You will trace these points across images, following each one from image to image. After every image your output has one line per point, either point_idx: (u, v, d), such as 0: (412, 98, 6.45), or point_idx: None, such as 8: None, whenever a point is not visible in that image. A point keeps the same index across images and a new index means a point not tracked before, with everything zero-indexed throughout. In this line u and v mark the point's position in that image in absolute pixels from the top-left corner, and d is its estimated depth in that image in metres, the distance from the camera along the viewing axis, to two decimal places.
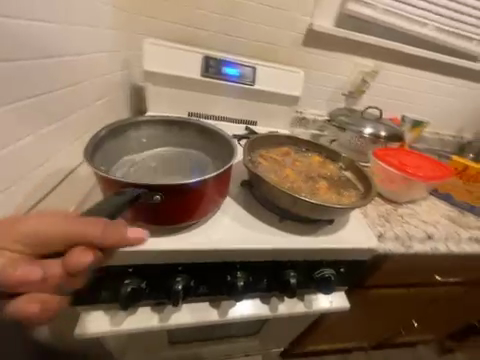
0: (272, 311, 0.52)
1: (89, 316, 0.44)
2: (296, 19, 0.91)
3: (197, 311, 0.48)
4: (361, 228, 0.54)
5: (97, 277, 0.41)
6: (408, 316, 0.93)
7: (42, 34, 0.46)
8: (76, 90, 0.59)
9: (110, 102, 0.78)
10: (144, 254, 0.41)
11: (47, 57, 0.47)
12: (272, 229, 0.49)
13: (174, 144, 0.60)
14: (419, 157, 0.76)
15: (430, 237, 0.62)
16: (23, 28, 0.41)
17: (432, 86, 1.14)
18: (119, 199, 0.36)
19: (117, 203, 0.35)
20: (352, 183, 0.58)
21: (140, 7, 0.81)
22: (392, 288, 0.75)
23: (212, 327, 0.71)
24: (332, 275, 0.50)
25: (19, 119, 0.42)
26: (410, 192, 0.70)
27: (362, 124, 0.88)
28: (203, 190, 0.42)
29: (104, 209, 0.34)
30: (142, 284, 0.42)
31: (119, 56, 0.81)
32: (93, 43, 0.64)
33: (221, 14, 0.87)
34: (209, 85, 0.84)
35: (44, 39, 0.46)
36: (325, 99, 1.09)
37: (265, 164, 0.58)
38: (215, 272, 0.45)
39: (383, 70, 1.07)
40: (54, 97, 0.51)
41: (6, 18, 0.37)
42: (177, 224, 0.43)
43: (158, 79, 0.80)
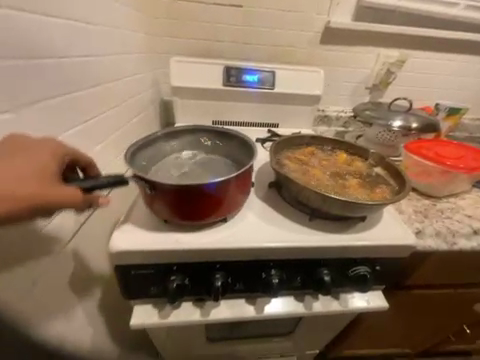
0: (307, 309, 0.52)
1: (141, 309, 0.49)
2: (312, 19, 0.92)
3: (235, 308, 0.51)
4: (397, 224, 0.52)
5: (146, 273, 0.45)
6: (458, 320, 0.86)
7: (87, 68, 0.55)
8: (115, 111, 0.67)
9: (143, 118, 0.87)
10: (186, 253, 0.44)
11: (91, 86, 0.56)
12: (303, 227, 0.50)
13: (215, 150, 0.64)
14: (458, 147, 0.71)
15: (477, 232, 0.57)
16: (72, 66, 0.50)
17: (468, 68, 1.05)
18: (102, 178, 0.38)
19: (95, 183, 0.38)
20: (383, 179, 0.56)
21: (165, 29, 0.89)
22: (436, 289, 0.70)
23: (247, 325, 0.73)
24: (367, 273, 0.50)
25: (74, 141, 0.52)
26: (451, 185, 0.65)
27: (391, 116, 0.84)
28: (225, 189, 0.45)
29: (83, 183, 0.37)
30: (184, 281, 0.46)
31: (149, 76, 0.89)
32: (127, 67, 0.73)
33: (238, 25, 0.91)
34: (231, 93, 0.88)
35: (89, 72, 0.55)
36: (346, 95, 1.07)
37: (291, 164, 0.60)
38: (250, 270, 0.47)
39: (409, 59, 1.01)
40: (99, 120, 0.60)
41: (59, 59, 0.47)
42: (202, 222, 0.47)
43: (184, 92, 0.86)
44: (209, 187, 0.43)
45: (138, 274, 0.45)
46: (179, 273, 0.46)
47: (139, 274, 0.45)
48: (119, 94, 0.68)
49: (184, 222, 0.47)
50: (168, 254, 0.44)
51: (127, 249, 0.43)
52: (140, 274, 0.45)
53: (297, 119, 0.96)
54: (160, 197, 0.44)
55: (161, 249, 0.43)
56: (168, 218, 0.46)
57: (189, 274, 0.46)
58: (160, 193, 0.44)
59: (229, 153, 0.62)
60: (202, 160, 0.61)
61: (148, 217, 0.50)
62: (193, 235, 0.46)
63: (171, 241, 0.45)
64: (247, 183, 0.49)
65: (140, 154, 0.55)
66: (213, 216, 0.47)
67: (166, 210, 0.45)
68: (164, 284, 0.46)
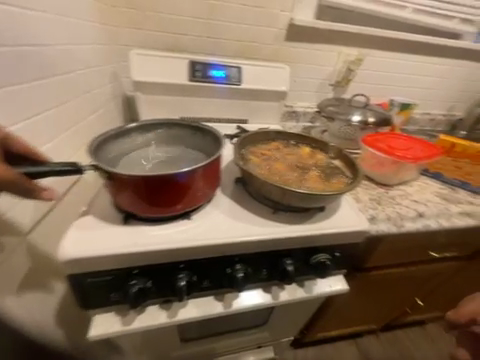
0: (274, 299, 0.55)
1: (102, 318, 0.47)
2: (277, 15, 0.92)
3: (203, 305, 0.51)
4: (352, 212, 0.56)
5: (105, 280, 0.43)
6: (412, 295, 0.96)
7: (30, 57, 0.48)
8: (69, 107, 0.61)
9: (104, 115, 0.81)
10: (148, 256, 0.43)
11: (37, 79, 0.50)
12: (267, 220, 0.51)
13: (193, 146, 0.61)
14: (407, 139, 0.78)
15: (421, 215, 0.64)
16: (9, 55, 0.44)
17: (418, 67, 1.15)
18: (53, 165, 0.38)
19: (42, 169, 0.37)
20: (341, 170, 0.60)
21: (122, 19, 0.83)
22: (391, 269, 0.77)
23: (223, 320, 0.74)
24: (327, 259, 0.53)
25: None
26: (401, 174, 0.72)
27: (351, 112, 0.89)
28: (191, 180, 0.45)
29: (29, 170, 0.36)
30: (147, 284, 0.44)
31: (108, 69, 0.83)
32: (80, 60, 0.66)
33: (202, 18, 0.88)
34: (198, 89, 0.86)
35: (32, 61, 0.49)
36: (312, 91, 1.12)
37: (255, 159, 0.60)
38: (216, 266, 0.48)
39: (367, 57, 1.08)
40: (48, 117, 0.54)
41: None
42: (168, 214, 0.47)
43: (147, 88, 0.82)
44: (175, 179, 0.43)
45: (96, 282, 0.43)
46: (141, 276, 0.44)
47: (95, 281, 0.43)
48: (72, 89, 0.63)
49: (148, 214, 0.46)
50: (127, 258, 0.42)
51: (81, 256, 0.40)
52: (97, 281, 0.43)
53: (265, 114, 0.97)
54: (125, 189, 0.43)
55: (118, 253, 0.41)
56: (132, 210, 0.45)
57: (152, 277, 0.45)
58: (124, 185, 0.42)
59: (206, 150, 0.59)
60: (176, 156, 0.59)
61: (107, 219, 0.47)
62: (155, 235, 0.45)
63: (131, 243, 0.43)
64: (215, 176, 0.50)
65: (107, 147, 0.52)
66: (178, 208, 0.46)
67: (129, 203, 0.44)
68: (125, 290, 0.44)
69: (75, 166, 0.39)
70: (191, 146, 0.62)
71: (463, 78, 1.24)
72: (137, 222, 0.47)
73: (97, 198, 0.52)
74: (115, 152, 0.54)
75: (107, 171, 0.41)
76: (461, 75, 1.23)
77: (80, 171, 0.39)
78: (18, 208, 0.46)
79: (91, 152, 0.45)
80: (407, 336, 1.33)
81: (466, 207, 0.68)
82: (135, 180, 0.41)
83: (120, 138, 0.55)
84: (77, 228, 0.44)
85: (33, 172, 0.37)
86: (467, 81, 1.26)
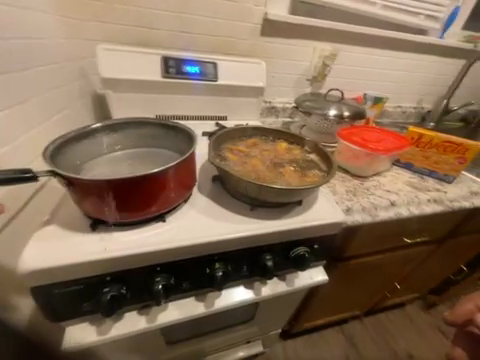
0: (257, 295, 0.55)
1: (75, 329, 0.44)
2: (251, 9, 0.91)
3: (184, 307, 0.50)
4: (329, 204, 0.58)
5: (75, 290, 0.41)
6: (390, 279, 1.01)
7: None
8: (28, 107, 0.56)
9: (71, 114, 0.76)
10: (120, 261, 0.41)
11: None
12: (245, 217, 0.51)
13: (165, 145, 0.60)
14: (380, 131, 0.81)
15: (393, 204, 0.67)
16: None
17: (389, 62, 1.20)
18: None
19: None
20: (317, 164, 0.61)
21: (87, 12, 0.77)
22: (369, 256, 0.81)
23: (209, 320, 0.73)
24: (306, 252, 0.53)
25: None
26: (375, 165, 0.74)
27: (327, 106, 0.91)
28: (163, 181, 0.43)
29: None
30: (121, 290, 0.42)
31: (75, 66, 0.77)
32: (41, 57, 0.61)
33: (174, 12, 0.85)
34: (173, 86, 0.84)
35: None
36: (290, 86, 1.12)
37: (231, 156, 0.60)
38: (195, 267, 0.47)
39: (341, 53, 1.11)
40: (4, 117, 0.49)
41: None
42: (140, 217, 0.44)
43: (118, 85, 0.78)
44: (145, 181, 0.41)
45: (64, 293, 0.40)
46: (114, 283, 0.42)
47: (64, 292, 0.40)
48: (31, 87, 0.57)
49: (118, 219, 0.44)
50: (97, 265, 0.40)
51: (44, 267, 0.37)
52: (66, 291, 0.40)
53: (244, 111, 0.97)
54: (90, 194, 0.40)
55: (86, 261, 0.39)
56: (100, 216, 0.43)
57: (127, 282, 0.43)
58: (88, 190, 0.39)
59: (178, 150, 0.58)
60: (148, 157, 0.57)
61: (74, 226, 0.44)
62: (127, 240, 0.43)
63: (100, 250, 0.40)
64: (189, 175, 0.48)
65: (71, 150, 0.49)
66: (151, 211, 0.45)
67: (97, 208, 0.42)
68: (97, 298, 0.42)
69: (27, 173, 0.35)
70: (164, 145, 0.60)
71: (429, 72, 1.32)
72: (107, 227, 0.45)
73: (63, 205, 0.49)
74: (79, 154, 0.52)
75: (68, 177, 0.38)
76: (428, 70, 1.30)
77: (34, 178, 0.36)
78: None
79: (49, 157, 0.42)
80: (388, 318, 1.40)
81: (433, 195, 0.72)
82: (101, 185, 0.39)
83: (85, 139, 0.52)
84: (40, 238, 0.41)
85: None
86: (434, 76, 1.34)
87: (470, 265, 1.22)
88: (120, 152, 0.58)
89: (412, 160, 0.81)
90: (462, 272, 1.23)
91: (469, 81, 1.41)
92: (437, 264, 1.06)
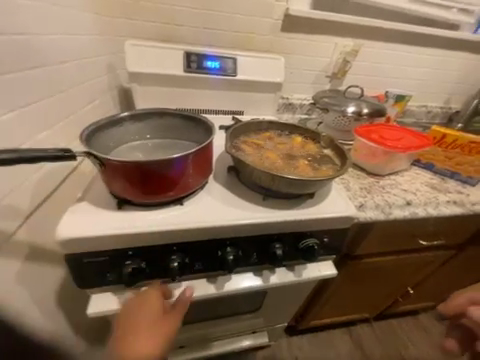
0: (265, 282, 0.57)
1: (99, 297, 0.49)
2: (272, 5, 0.92)
3: (196, 287, 0.53)
4: (341, 199, 0.58)
5: (102, 261, 0.45)
6: (403, 283, 0.99)
7: (26, 46, 0.49)
8: (63, 97, 0.62)
9: (100, 105, 0.82)
10: (141, 238, 0.45)
11: (33, 68, 0.51)
12: (257, 206, 0.53)
13: (185, 136, 0.63)
14: (399, 129, 0.79)
15: (409, 203, 0.66)
16: (6, 43, 0.44)
17: (415, 59, 1.15)
18: (43, 152, 0.38)
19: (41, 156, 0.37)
20: (332, 160, 0.61)
21: (116, 10, 0.82)
22: (381, 257, 0.79)
23: (220, 306, 0.77)
24: (316, 244, 0.54)
25: (17, 125, 0.48)
26: (392, 164, 0.73)
27: (345, 103, 0.89)
28: (183, 167, 0.46)
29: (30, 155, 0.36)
30: (141, 264, 0.46)
31: (105, 61, 0.83)
32: (76, 51, 0.66)
33: (197, 9, 0.88)
34: (194, 81, 0.87)
35: (29, 51, 0.50)
36: (309, 83, 1.12)
37: (247, 148, 0.62)
38: (207, 249, 0.50)
39: (363, 48, 1.08)
40: (43, 105, 0.55)
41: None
42: (161, 200, 0.48)
43: (143, 78, 0.83)
44: (166, 165, 0.44)
45: (93, 262, 0.45)
46: (135, 257, 0.46)
47: (93, 261, 0.45)
48: (66, 79, 0.63)
49: (141, 201, 0.48)
50: (122, 239, 0.44)
51: (78, 236, 0.42)
52: (94, 261, 0.45)
53: (261, 106, 0.98)
54: (118, 176, 0.44)
55: (113, 234, 0.43)
56: (125, 197, 0.47)
57: (147, 258, 0.47)
58: (117, 172, 0.44)
59: (197, 140, 0.61)
60: (168, 146, 0.61)
61: (102, 205, 0.49)
62: (148, 219, 0.46)
63: (124, 226, 0.44)
64: (206, 163, 0.51)
65: (101, 136, 0.54)
66: (170, 195, 0.48)
67: (123, 189, 0.46)
68: (120, 270, 0.46)
69: (68, 153, 0.40)
70: (183, 136, 0.63)
71: (460, 69, 1.24)
72: (130, 207, 0.49)
73: (92, 186, 0.54)
74: (108, 140, 0.57)
75: (99, 159, 0.43)
76: (458, 67, 1.23)
77: (73, 157, 0.40)
78: (25, 188, 0.46)
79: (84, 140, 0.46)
80: (399, 324, 1.36)
81: (454, 196, 0.69)
82: (128, 167, 0.43)
83: (113, 126, 0.57)
84: (73, 212, 0.46)
85: (24, 158, 0.36)
86: (465, 73, 1.26)
87: None
88: (143, 140, 0.62)
89: (433, 160, 0.78)
90: None
91: None
92: (456, 271, 1.01)
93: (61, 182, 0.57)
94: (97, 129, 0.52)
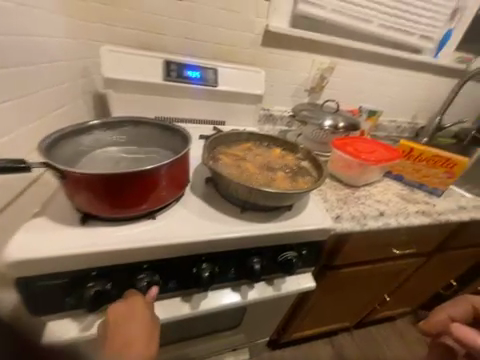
0: (243, 298, 0.55)
1: (57, 324, 0.44)
2: (253, 21, 0.95)
3: (169, 308, 0.50)
4: (319, 211, 0.58)
5: (60, 284, 0.41)
6: (380, 291, 1.01)
7: None
8: (28, 101, 0.56)
9: (71, 111, 0.77)
10: (107, 256, 0.41)
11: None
12: (235, 219, 0.51)
13: (161, 145, 0.61)
14: (372, 143, 0.83)
15: (382, 214, 0.68)
16: None
17: (385, 78, 1.25)
18: None
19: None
20: (309, 171, 0.62)
21: (93, 14, 0.80)
22: (358, 266, 0.81)
23: (198, 324, 0.72)
24: (294, 257, 0.54)
25: None
26: (366, 175, 0.76)
27: (322, 116, 0.93)
28: (156, 178, 0.44)
29: None
30: (107, 286, 0.42)
31: (79, 65, 0.79)
32: (45, 53, 0.62)
33: (179, 19, 0.88)
34: (174, 89, 0.86)
35: None
36: (288, 96, 1.16)
37: (225, 159, 0.61)
38: (181, 266, 0.47)
39: (339, 66, 1.15)
40: (8, 108, 0.50)
41: None
42: (132, 214, 0.45)
43: (119, 85, 0.80)
44: (137, 178, 0.41)
45: (48, 285, 0.40)
46: (100, 278, 0.42)
47: (49, 284, 0.40)
48: (34, 82, 0.58)
49: (109, 215, 0.44)
50: (83, 259, 0.40)
51: (31, 257, 0.37)
52: (50, 284, 0.40)
53: (242, 116, 0.99)
54: (82, 189, 0.41)
55: (73, 253, 0.39)
56: (91, 211, 0.43)
57: (113, 278, 0.43)
58: (81, 184, 0.40)
59: (173, 149, 0.59)
60: (142, 155, 0.58)
61: (64, 220, 0.45)
62: (115, 235, 0.43)
63: (88, 243, 0.41)
64: (181, 175, 0.49)
65: (66, 144, 0.50)
66: (142, 209, 0.45)
67: (89, 203, 0.42)
68: (82, 293, 0.42)
69: (21, 164, 0.36)
70: (159, 145, 0.61)
71: (424, 89, 1.36)
72: (96, 222, 0.45)
73: (54, 199, 0.49)
74: (75, 148, 0.53)
75: (61, 170, 0.39)
76: (422, 87, 1.35)
77: (28, 169, 0.36)
78: None
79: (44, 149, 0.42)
80: (378, 332, 1.39)
81: (422, 207, 0.74)
82: (94, 180, 0.40)
83: (82, 133, 0.53)
84: (28, 229, 0.41)
85: None
86: (428, 93, 1.38)
87: (460, 280, 1.22)
88: (116, 148, 0.59)
89: (403, 172, 0.83)
90: (451, 286, 1.23)
91: (461, 100, 1.46)
92: (427, 277, 1.06)
93: (18, 194, 0.51)
94: (61, 137, 0.49)
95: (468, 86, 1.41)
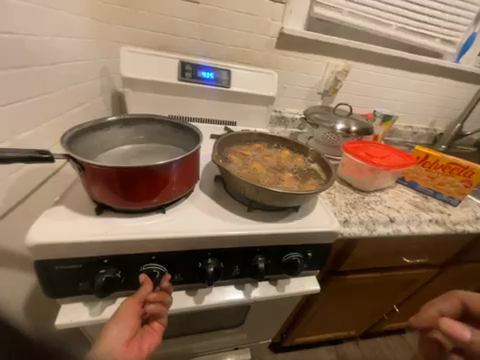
0: (246, 296, 0.55)
1: (70, 307, 0.47)
2: (268, 23, 0.95)
3: (175, 300, 0.51)
4: (326, 214, 0.58)
5: (74, 269, 0.43)
6: (388, 301, 0.98)
7: (18, 45, 0.48)
8: (51, 97, 0.60)
9: (90, 107, 0.81)
10: (119, 246, 0.43)
11: (24, 66, 0.50)
12: (241, 217, 0.52)
13: (173, 142, 0.63)
14: (385, 148, 0.81)
15: (393, 220, 0.67)
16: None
17: (402, 82, 1.21)
18: (17, 152, 0.36)
19: (17, 156, 0.36)
20: (318, 173, 0.62)
21: (114, 16, 0.84)
22: (366, 273, 0.79)
23: (202, 320, 0.73)
24: (299, 258, 0.54)
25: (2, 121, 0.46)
26: (377, 180, 0.74)
27: (334, 120, 0.92)
28: (167, 174, 0.45)
29: (6, 153, 0.35)
30: (116, 274, 0.44)
31: (99, 64, 0.83)
32: (70, 52, 0.66)
33: (195, 21, 0.91)
34: (188, 89, 0.88)
35: (21, 49, 0.49)
36: (301, 98, 1.15)
37: (234, 158, 0.62)
38: (188, 260, 0.48)
39: (354, 69, 1.13)
40: (31, 104, 0.53)
41: None
42: (143, 207, 0.47)
43: (136, 84, 0.83)
44: (149, 172, 0.43)
45: (63, 270, 0.42)
46: (110, 266, 0.44)
47: (64, 269, 0.42)
48: (56, 79, 0.61)
49: (122, 207, 0.46)
50: (96, 247, 0.42)
51: (49, 242, 0.40)
52: (65, 269, 0.43)
53: (253, 117, 1.00)
54: (98, 181, 0.43)
55: (87, 241, 0.41)
56: (106, 202, 0.46)
57: (123, 267, 0.45)
58: (97, 177, 0.42)
59: (185, 147, 0.61)
60: (155, 152, 0.61)
61: (80, 210, 0.47)
62: (127, 226, 0.45)
63: (101, 232, 0.43)
64: (191, 171, 0.50)
65: (85, 139, 0.53)
66: (153, 202, 0.47)
67: (103, 195, 0.45)
68: (93, 279, 0.44)
69: (45, 155, 0.38)
70: (171, 142, 0.63)
71: (444, 94, 1.31)
72: (110, 213, 0.47)
73: (72, 189, 0.52)
74: (93, 143, 0.56)
75: (80, 163, 0.42)
76: (442, 92, 1.30)
77: (51, 160, 0.39)
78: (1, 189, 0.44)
79: (65, 143, 0.45)
80: (385, 343, 1.34)
81: (436, 215, 0.71)
82: (109, 173, 0.42)
83: (100, 130, 0.56)
84: (48, 217, 0.44)
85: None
86: (448, 98, 1.33)
87: None
88: (131, 145, 0.62)
89: (417, 179, 0.80)
90: None
91: None
92: (440, 290, 1.02)
93: (41, 184, 0.55)
94: (81, 132, 0.52)
95: None
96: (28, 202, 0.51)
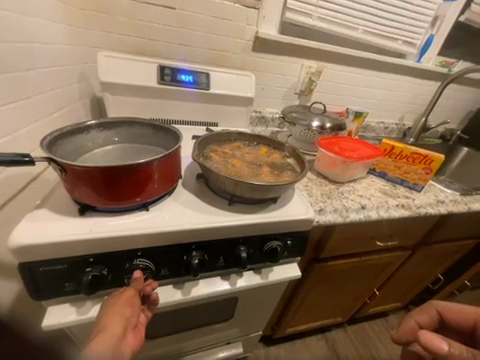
0: (232, 286, 0.58)
1: (57, 309, 0.47)
2: (244, 28, 1.00)
3: (163, 294, 0.54)
4: (303, 203, 0.63)
5: (61, 270, 0.44)
6: (368, 285, 1.05)
7: None
8: (29, 103, 0.60)
9: (68, 112, 0.81)
10: (103, 243, 0.44)
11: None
12: (222, 211, 0.55)
13: (154, 143, 0.65)
14: (357, 141, 0.87)
15: (364, 207, 0.73)
16: None
17: (371, 81, 1.31)
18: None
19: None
20: (293, 167, 0.66)
21: (92, 22, 0.85)
22: (344, 259, 0.85)
23: (193, 316, 0.74)
24: (279, 246, 0.58)
25: None
26: (350, 172, 0.80)
27: (310, 118, 0.97)
28: (149, 171, 0.47)
29: None
30: (103, 271, 0.46)
31: (77, 69, 0.84)
32: (43, 58, 0.65)
33: (172, 27, 0.93)
34: (168, 92, 0.90)
35: None
36: (279, 98, 1.21)
37: (215, 157, 0.65)
38: (172, 254, 0.51)
39: (327, 70, 1.20)
40: (8, 110, 0.53)
41: None
42: (125, 205, 0.49)
43: (115, 88, 0.84)
44: (132, 172, 0.45)
45: (49, 270, 0.43)
46: (96, 264, 0.46)
47: (49, 270, 0.43)
48: (32, 85, 0.61)
49: (106, 206, 0.48)
50: (81, 245, 0.43)
51: (33, 244, 0.40)
52: (51, 269, 0.44)
53: (234, 118, 1.03)
54: (81, 182, 0.44)
55: (72, 239, 0.43)
56: (89, 202, 0.47)
57: (109, 264, 0.47)
58: (79, 178, 0.44)
59: (165, 147, 0.63)
60: (136, 152, 0.63)
61: (63, 212, 0.48)
62: (111, 225, 0.47)
63: (85, 230, 0.44)
64: (172, 170, 0.53)
65: (63, 143, 0.54)
66: (137, 200, 0.49)
67: (86, 195, 0.46)
68: (79, 279, 0.45)
69: (26, 157, 0.39)
70: (152, 143, 0.66)
71: (410, 91, 1.42)
72: (93, 213, 0.49)
73: (52, 194, 0.53)
74: (72, 145, 0.57)
75: (61, 165, 0.43)
76: (408, 89, 1.41)
77: (32, 162, 0.39)
78: None
79: (44, 145, 0.46)
80: (371, 327, 1.41)
81: (402, 201, 0.78)
82: (91, 173, 0.43)
83: (80, 134, 0.58)
84: (30, 219, 0.45)
85: None
86: (414, 95, 1.44)
87: (448, 273, 1.26)
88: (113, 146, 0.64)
89: (386, 169, 0.88)
90: (439, 280, 1.27)
91: (446, 101, 1.52)
92: (414, 271, 1.10)
93: (20, 190, 0.55)
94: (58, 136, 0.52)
95: (452, 88, 1.48)
96: (7, 208, 0.51)
